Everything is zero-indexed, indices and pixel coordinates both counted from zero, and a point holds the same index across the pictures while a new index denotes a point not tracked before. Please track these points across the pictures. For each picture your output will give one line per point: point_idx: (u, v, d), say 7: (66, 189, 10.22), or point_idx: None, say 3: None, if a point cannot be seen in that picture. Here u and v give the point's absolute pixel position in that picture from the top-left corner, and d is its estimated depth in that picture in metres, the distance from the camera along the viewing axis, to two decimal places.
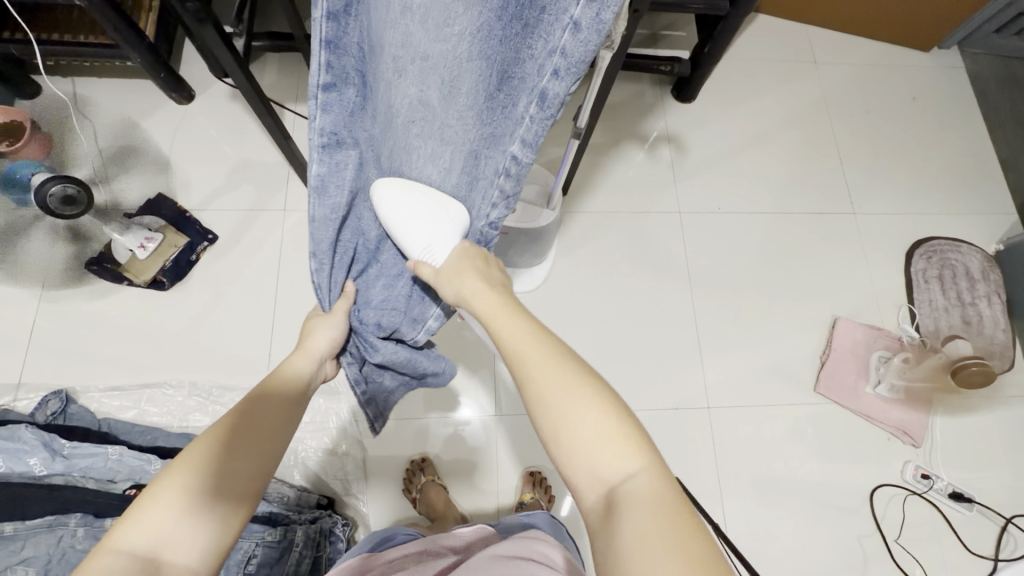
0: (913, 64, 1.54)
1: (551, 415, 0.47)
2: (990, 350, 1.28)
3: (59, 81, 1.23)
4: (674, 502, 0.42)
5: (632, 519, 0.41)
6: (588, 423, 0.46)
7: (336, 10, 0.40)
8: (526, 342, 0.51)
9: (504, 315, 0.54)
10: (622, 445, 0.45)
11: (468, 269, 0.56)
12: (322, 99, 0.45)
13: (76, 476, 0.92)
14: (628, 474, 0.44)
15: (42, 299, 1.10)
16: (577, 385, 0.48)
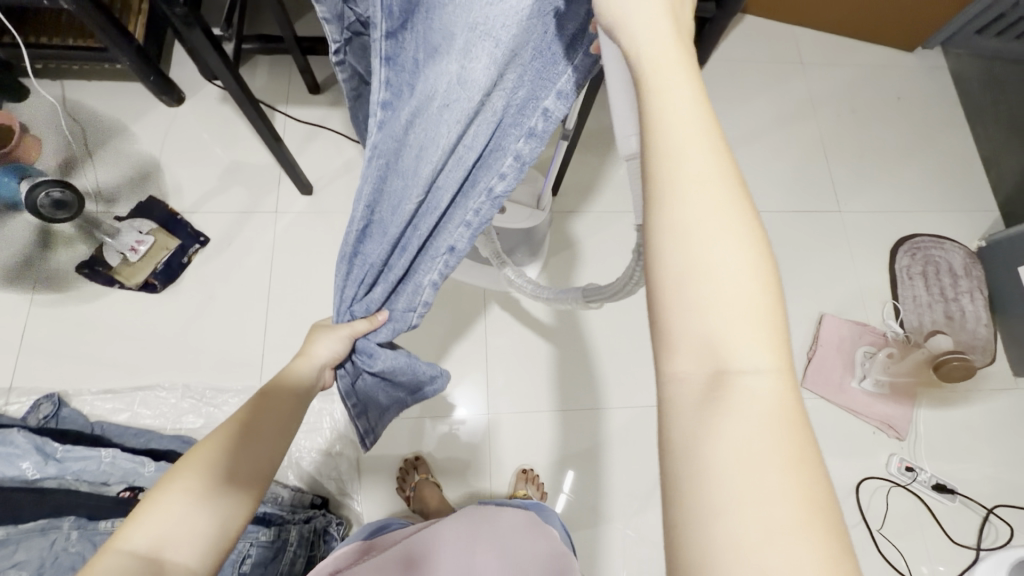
0: (897, 64, 1.56)
1: (675, 221, 0.30)
2: (972, 344, 1.30)
3: (47, 84, 1.22)
4: (802, 436, 0.27)
5: (736, 421, 0.27)
6: (724, 257, 0.29)
7: (394, 27, 0.41)
8: (688, 125, 0.31)
9: (671, 71, 0.32)
10: (763, 328, 0.29)
11: (662, 3, 0.34)
12: (378, 116, 0.44)
13: (69, 479, 0.92)
14: (755, 367, 0.28)
15: (32, 303, 1.10)
16: (734, 206, 0.31)
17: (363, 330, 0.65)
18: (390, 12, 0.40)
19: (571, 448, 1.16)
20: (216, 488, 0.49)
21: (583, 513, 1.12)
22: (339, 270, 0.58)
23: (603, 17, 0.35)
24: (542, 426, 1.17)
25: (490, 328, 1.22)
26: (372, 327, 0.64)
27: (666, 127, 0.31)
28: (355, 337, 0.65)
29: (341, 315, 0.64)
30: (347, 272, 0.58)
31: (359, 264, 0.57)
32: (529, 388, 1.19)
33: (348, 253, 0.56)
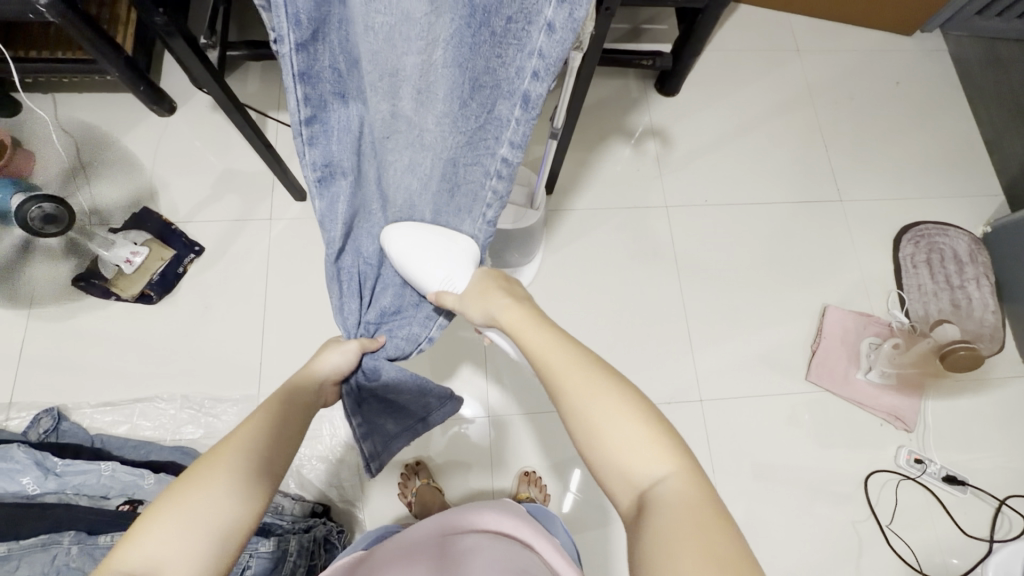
0: (896, 49, 1.54)
1: (573, 413, 0.51)
2: (980, 332, 1.28)
3: (39, 98, 1.22)
4: (703, 509, 0.43)
5: (656, 516, 0.43)
6: (616, 421, 0.48)
7: (306, 39, 0.43)
8: (556, 351, 0.55)
9: (532, 326, 0.60)
10: (653, 446, 0.47)
11: (494, 291, 0.66)
12: (308, 134, 0.51)
13: (70, 494, 0.92)
14: (657, 476, 0.46)
15: (30, 317, 1.10)
16: (608, 385, 0.51)
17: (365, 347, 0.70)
18: (299, 25, 0.41)
19: (574, 448, 1.15)
20: (217, 514, 0.47)
21: (588, 515, 1.11)
22: (331, 291, 0.67)
23: (473, 317, 0.67)
24: (543, 427, 1.16)
25: None
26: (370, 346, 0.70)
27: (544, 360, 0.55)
28: (360, 355, 0.69)
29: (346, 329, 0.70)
30: (341, 289, 0.67)
31: (349, 279, 0.66)
32: (529, 389, 1.18)
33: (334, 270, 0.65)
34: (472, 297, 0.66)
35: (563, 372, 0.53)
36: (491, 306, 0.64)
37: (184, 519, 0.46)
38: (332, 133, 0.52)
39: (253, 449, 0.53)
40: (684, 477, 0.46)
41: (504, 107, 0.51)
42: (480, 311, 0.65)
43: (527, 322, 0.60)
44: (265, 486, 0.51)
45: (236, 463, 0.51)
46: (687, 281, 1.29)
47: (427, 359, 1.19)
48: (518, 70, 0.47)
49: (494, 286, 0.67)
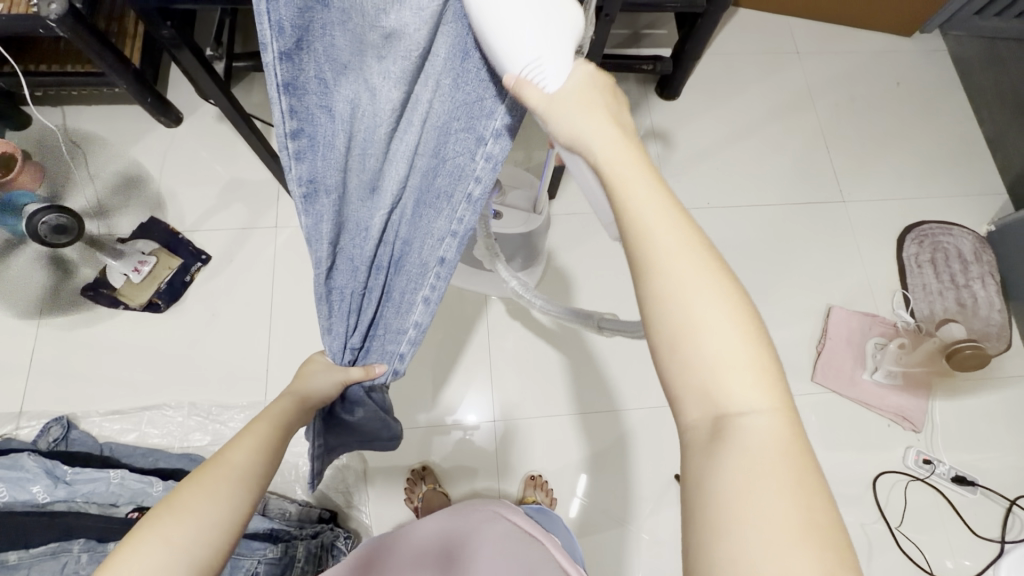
0: (896, 50, 1.54)
1: (664, 293, 0.39)
2: (986, 331, 1.28)
3: (48, 111, 1.24)
4: (797, 463, 0.35)
5: (742, 449, 0.35)
6: (718, 319, 0.38)
7: (289, 47, 0.39)
8: (651, 203, 0.41)
9: (626, 180, 0.41)
10: (753, 375, 0.37)
11: (596, 112, 0.44)
12: (292, 148, 0.44)
13: (79, 502, 0.93)
14: (753, 408, 0.36)
15: (40, 328, 1.11)
16: (705, 271, 0.39)
17: (357, 378, 0.65)
18: (281, 32, 0.38)
19: (580, 452, 1.15)
20: (195, 539, 0.48)
21: (595, 519, 1.11)
22: (320, 315, 0.56)
23: (556, 131, 0.44)
24: (549, 431, 1.16)
25: (494, 334, 1.21)
26: (369, 376, 0.65)
27: (630, 210, 0.41)
28: (346, 384, 0.66)
29: (341, 363, 0.64)
30: (328, 317, 0.57)
31: (337, 303, 0.56)
32: (535, 394, 1.18)
33: (321, 295, 0.54)
34: (563, 103, 0.43)
35: (663, 239, 0.39)
36: (586, 135, 0.43)
37: (162, 547, 0.46)
38: (317, 146, 0.45)
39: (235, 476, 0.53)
40: (781, 417, 0.37)
41: (487, 69, 0.45)
42: (577, 132, 0.43)
43: (635, 171, 0.42)
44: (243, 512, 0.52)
45: (218, 490, 0.51)
46: None
47: (432, 366, 1.18)
48: (499, 32, 0.43)
49: (596, 106, 0.44)
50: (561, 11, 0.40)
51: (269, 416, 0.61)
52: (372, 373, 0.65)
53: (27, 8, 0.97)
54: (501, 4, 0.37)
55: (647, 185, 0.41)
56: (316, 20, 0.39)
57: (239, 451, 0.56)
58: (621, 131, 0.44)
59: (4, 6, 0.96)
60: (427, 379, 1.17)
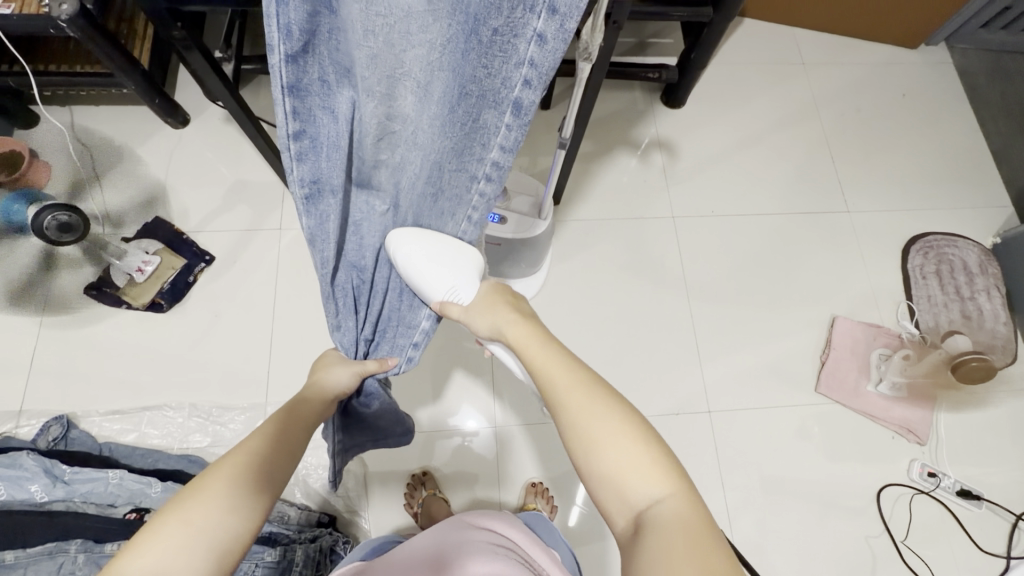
0: (901, 61, 1.55)
1: (584, 434, 0.54)
2: (991, 344, 1.27)
3: (56, 110, 1.25)
4: (698, 529, 0.47)
5: (653, 533, 0.47)
6: (619, 440, 0.53)
7: (296, 53, 0.43)
8: (551, 363, 0.60)
9: (535, 350, 0.61)
10: (651, 469, 0.51)
11: (500, 306, 0.67)
12: (295, 149, 0.49)
13: (78, 501, 0.92)
14: (655, 498, 0.50)
15: (43, 326, 1.11)
16: (597, 402, 0.56)
17: (372, 372, 0.69)
18: (289, 36, 0.41)
19: None
20: (219, 522, 0.49)
21: (596, 527, 1.10)
22: (327, 311, 0.62)
23: (476, 328, 0.67)
24: (551, 438, 1.15)
25: None
26: (382, 369, 0.70)
27: (538, 367, 0.60)
28: (363, 377, 0.69)
29: (353, 356, 0.69)
30: (336, 312, 0.63)
31: (342, 300, 0.62)
32: (538, 400, 1.17)
33: (327, 292, 0.60)
34: (475, 307, 0.67)
35: (567, 391, 0.57)
36: (494, 325, 0.66)
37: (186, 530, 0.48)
38: (319, 147, 0.50)
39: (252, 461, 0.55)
40: (679, 500, 0.50)
41: (492, 116, 0.52)
42: (488, 325, 0.66)
43: (535, 342, 0.62)
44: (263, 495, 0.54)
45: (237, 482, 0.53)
46: (694, 292, 1.29)
47: (435, 370, 1.18)
48: (509, 77, 0.47)
49: (502, 307, 0.67)
50: (462, 255, 0.65)
51: (282, 408, 0.65)
52: (383, 367, 0.70)
53: (39, 9, 0.98)
54: (425, 260, 0.61)
55: (547, 349, 0.61)
56: (322, 26, 0.42)
57: (257, 439, 0.58)
58: (520, 321, 0.65)
59: (16, 6, 0.96)
60: (428, 384, 1.17)
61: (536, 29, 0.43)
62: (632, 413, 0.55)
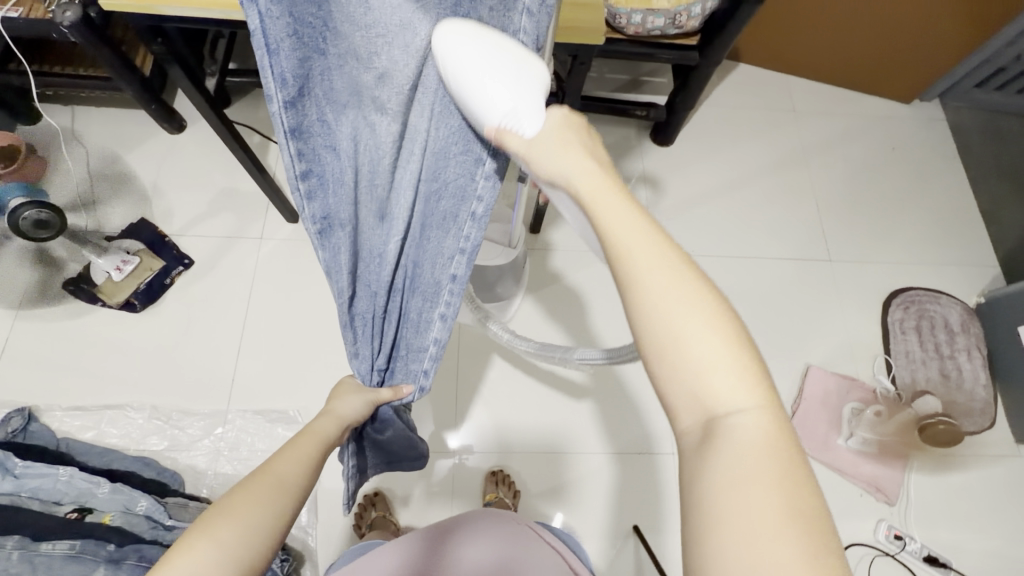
0: (894, 115, 1.56)
1: (651, 310, 0.36)
2: (970, 406, 1.24)
3: (59, 109, 1.29)
4: (795, 462, 0.32)
5: (729, 455, 0.32)
6: (698, 325, 0.35)
7: (292, 95, 0.39)
8: (624, 212, 0.38)
9: (602, 193, 0.39)
10: (739, 377, 0.34)
11: (573, 140, 0.42)
12: (303, 189, 0.44)
13: (23, 496, 0.92)
14: (738, 407, 0.34)
15: (18, 318, 1.12)
16: (677, 274, 0.36)
17: (385, 400, 0.65)
18: (285, 82, 0.39)
19: (541, 492, 1.13)
20: (238, 539, 0.47)
21: None
22: (345, 341, 0.57)
23: (535, 171, 0.43)
24: (510, 467, 1.14)
25: (465, 361, 1.21)
26: (397, 398, 0.65)
27: (598, 210, 0.39)
28: (377, 405, 0.66)
29: (369, 385, 0.64)
30: (354, 340, 0.57)
31: (362, 328, 0.56)
32: (500, 428, 1.17)
33: (345, 321, 0.55)
34: (541, 140, 0.42)
35: (642, 256, 0.37)
36: (561, 163, 0.41)
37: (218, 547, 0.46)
38: (327, 184, 0.45)
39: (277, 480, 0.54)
40: (771, 419, 0.34)
41: None
42: (552, 166, 0.41)
43: (609, 188, 0.39)
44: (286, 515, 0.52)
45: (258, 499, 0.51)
46: None
47: None
48: None
49: (571, 135, 0.42)
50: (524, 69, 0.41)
51: (309, 433, 0.62)
52: (399, 395, 0.65)
53: (45, 13, 1.02)
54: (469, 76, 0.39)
55: (620, 194, 0.39)
56: (314, 68, 0.39)
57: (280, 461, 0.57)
58: (601, 161, 0.42)
59: (23, 10, 1.00)
60: None
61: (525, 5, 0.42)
62: (712, 290, 0.36)
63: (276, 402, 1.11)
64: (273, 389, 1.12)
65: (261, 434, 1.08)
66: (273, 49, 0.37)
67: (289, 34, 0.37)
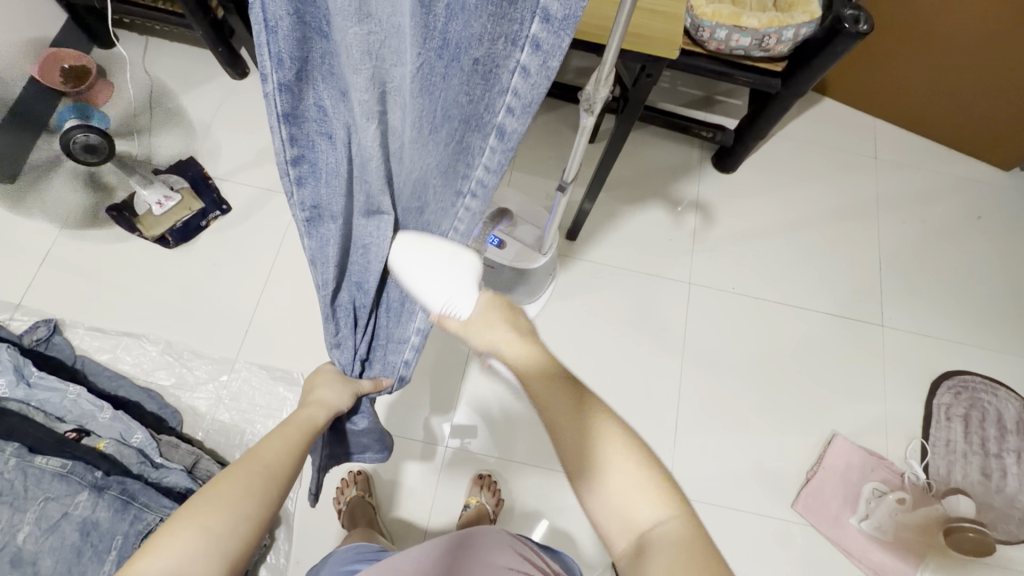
0: (988, 180, 1.42)
1: (580, 457, 0.46)
2: (1007, 514, 1.13)
3: (135, 39, 1.33)
4: (702, 548, 0.42)
5: (659, 559, 0.41)
6: (619, 465, 0.45)
7: (288, 78, 0.34)
8: (550, 386, 0.49)
9: (533, 372, 0.50)
10: (652, 492, 0.44)
11: (497, 319, 0.52)
12: (292, 174, 0.40)
13: (31, 406, 0.95)
14: (658, 519, 0.44)
15: (61, 232, 1.16)
16: (597, 424, 0.47)
17: (366, 391, 0.63)
18: (281, 63, 0.33)
19: (527, 506, 1.09)
20: (229, 522, 0.50)
21: None
22: (326, 330, 0.54)
23: (473, 343, 0.54)
24: (500, 474, 1.11)
25: (475, 356, 1.18)
26: (377, 388, 0.63)
27: (533, 387, 0.49)
28: (359, 396, 0.65)
29: (351, 373, 0.61)
30: (336, 330, 0.54)
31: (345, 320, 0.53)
32: (497, 434, 1.14)
33: (326, 313, 0.51)
34: (474, 321, 0.52)
35: (565, 413, 0.47)
36: (494, 341, 0.52)
37: (203, 534, 0.48)
38: (320, 173, 0.41)
39: (265, 472, 0.57)
40: (689, 525, 0.43)
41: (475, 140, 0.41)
42: (484, 341, 0.52)
43: (531, 361, 0.51)
44: (271, 511, 0.55)
45: (252, 482, 0.55)
46: (690, 366, 1.21)
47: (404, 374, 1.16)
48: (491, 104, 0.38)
49: (495, 312, 0.52)
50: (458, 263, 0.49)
51: (299, 421, 0.63)
52: (377, 386, 0.63)
53: None
54: (417, 275, 0.48)
55: (549, 376, 0.49)
56: (315, 51, 0.34)
57: (270, 450, 0.59)
58: (520, 326, 0.53)
59: None
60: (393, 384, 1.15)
61: (519, 62, 0.35)
62: (628, 432, 0.47)
63: (283, 360, 1.11)
64: (283, 347, 1.12)
65: (262, 390, 1.09)
66: (271, 27, 0.31)
67: (290, 12, 0.31)
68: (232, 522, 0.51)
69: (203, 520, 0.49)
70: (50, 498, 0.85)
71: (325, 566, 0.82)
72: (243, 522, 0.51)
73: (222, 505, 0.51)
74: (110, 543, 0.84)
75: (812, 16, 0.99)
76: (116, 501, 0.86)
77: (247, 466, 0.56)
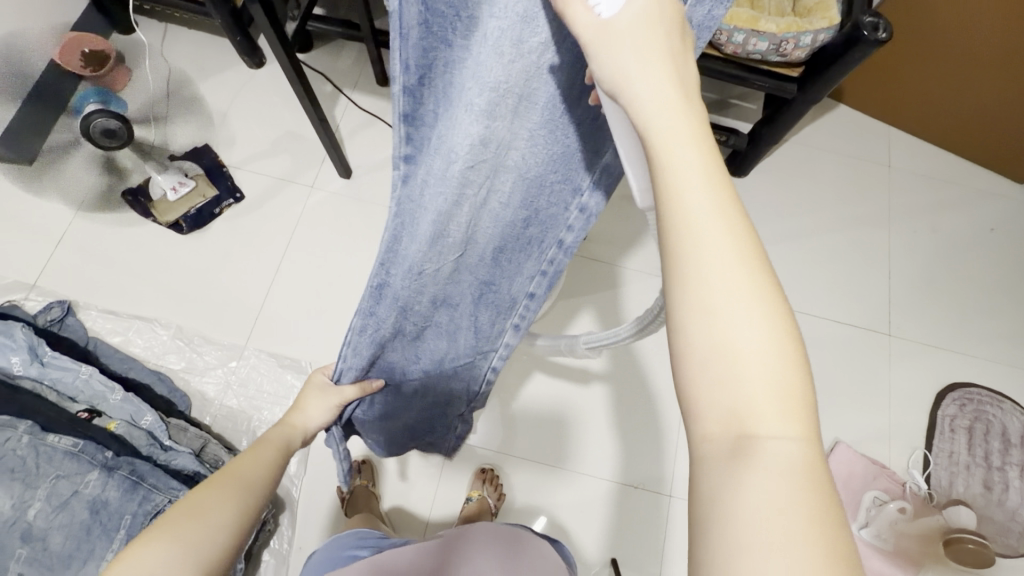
0: (1001, 192, 1.41)
1: (698, 296, 0.28)
2: (1008, 527, 1.13)
3: (154, 25, 1.35)
4: (831, 499, 0.26)
5: (765, 481, 0.25)
6: (743, 327, 0.27)
7: (411, 81, 0.35)
8: (698, 166, 0.28)
9: (679, 136, 0.28)
10: (785, 394, 0.27)
11: (651, 50, 0.29)
12: (398, 175, 0.40)
13: (45, 385, 0.97)
14: (781, 434, 0.26)
15: (77, 215, 1.18)
16: (743, 261, 0.28)
17: (355, 396, 0.63)
18: (406, 68, 0.34)
19: (529, 502, 1.10)
20: (207, 534, 0.49)
21: None
22: (371, 347, 0.54)
23: (594, 70, 0.30)
24: (502, 469, 1.12)
25: None
26: (365, 391, 0.63)
27: (669, 155, 0.28)
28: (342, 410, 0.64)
29: (345, 382, 0.61)
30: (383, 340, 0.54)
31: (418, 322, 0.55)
32: (501, 429, 1.14)
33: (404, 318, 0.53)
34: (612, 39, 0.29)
35: (707, 225, 0.28)
36: (633, 81, 0.28)
37: (181, 547, 0.46)
38: (420, 178, 0.41)
39: (243, 483, 0.54)
40: (816, 449, 0.27)
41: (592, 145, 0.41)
42: (609, 75, 0.29)
43: (686, 129, 0.28)
44: (249, 521, 0.53)
45: (230, 493, 0.53)
46: None
47: None
48: None
49: (659, 37, 0.29)
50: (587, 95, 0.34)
51: (271, 436, 0.62)
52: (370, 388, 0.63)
53: None
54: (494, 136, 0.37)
55: (700, 150, 0.28)
56: (439, 59, 0.35)
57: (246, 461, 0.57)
58: (684, 76, 0.30)
59: None
60: None
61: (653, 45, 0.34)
62: (777, 287, 0.29)
63: (291, 349, 1.12)
64: (292, 335, 1.13)
65: (270, 377, 1.10)
66: (404, 33, 0.32)
67: (421, 21, 0.32)
68: (209, 533, 0.49)
69: (179, 534, 0.47)
70: (60, 476, 0.87)
71: (317, 555, 0.83)
72: (220, 534, 0.50)
73: (199, 518, 0.49)
74: (119, 522, 0.85)
75: (832, 21, 0.97)
76: (125, 481, 0.88)
77: (222, 477, 0.54)
